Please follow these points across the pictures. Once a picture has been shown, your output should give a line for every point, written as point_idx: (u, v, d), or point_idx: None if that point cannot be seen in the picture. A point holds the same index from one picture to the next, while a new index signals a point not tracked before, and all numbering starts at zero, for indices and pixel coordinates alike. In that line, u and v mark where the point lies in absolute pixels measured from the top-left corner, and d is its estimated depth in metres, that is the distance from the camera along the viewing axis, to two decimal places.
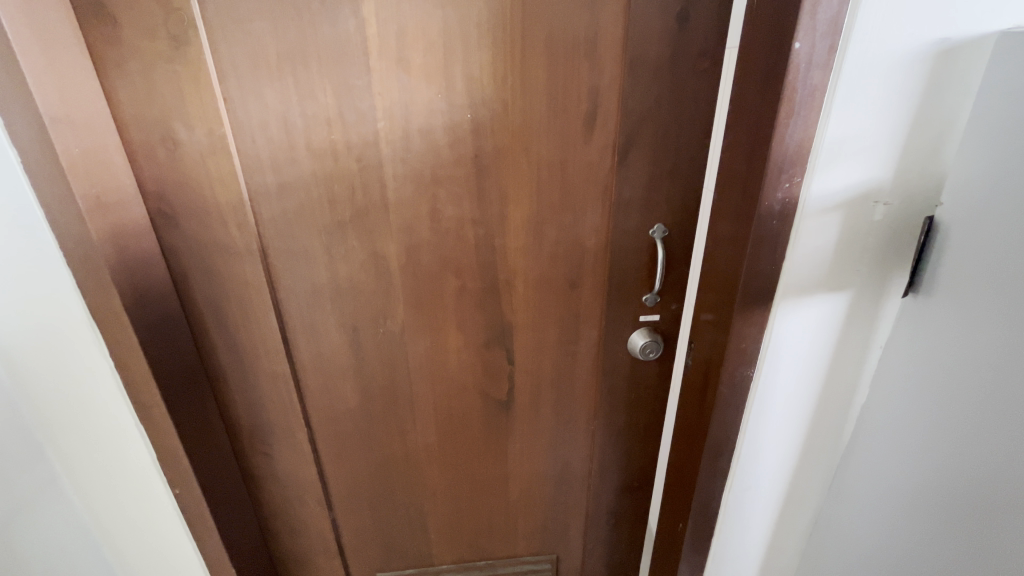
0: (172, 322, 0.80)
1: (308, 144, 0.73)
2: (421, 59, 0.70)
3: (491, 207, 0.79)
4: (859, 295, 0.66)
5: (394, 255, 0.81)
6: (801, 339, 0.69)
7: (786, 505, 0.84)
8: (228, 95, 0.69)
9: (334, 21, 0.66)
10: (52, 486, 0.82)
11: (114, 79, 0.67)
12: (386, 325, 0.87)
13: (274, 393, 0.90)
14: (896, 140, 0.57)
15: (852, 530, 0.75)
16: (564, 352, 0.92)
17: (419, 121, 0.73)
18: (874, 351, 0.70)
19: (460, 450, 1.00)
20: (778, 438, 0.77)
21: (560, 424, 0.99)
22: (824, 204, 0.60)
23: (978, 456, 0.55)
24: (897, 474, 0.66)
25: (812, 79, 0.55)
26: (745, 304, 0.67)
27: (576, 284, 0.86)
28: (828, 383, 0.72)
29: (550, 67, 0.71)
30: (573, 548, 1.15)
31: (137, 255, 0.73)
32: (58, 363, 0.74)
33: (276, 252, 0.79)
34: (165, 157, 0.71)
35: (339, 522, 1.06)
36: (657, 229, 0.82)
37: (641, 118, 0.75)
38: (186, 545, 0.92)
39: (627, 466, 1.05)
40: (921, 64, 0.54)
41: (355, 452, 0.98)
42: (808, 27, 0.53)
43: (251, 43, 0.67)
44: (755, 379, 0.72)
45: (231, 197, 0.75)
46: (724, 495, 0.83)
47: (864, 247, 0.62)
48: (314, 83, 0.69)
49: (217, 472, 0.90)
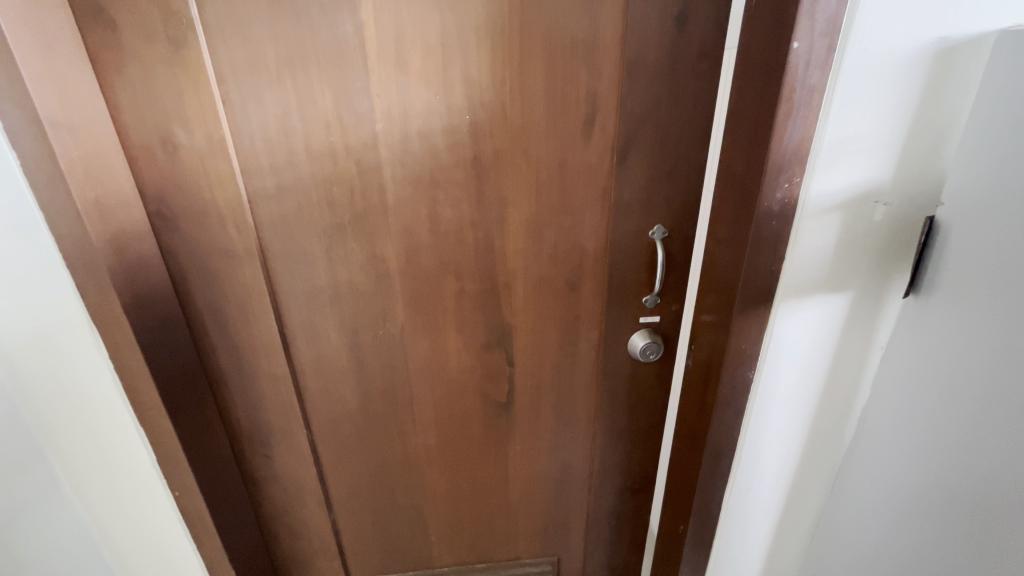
0: (172, 325, 0.80)
1: (307, 147, 0.73)
2: (419, 61, 0.70)
3: (490, 209, 0.79)
4: (860, 295, 0.65)
5: (393, 257, 0.81)
6: (801, 340, 0.69)
7: (787, 507, 0.83)
8: (227, 97, 0.69)
9: (333, 24, 0.66)
10: (52, 488, 0.82)
11: (114, 83, 0.67)
12: (386, 328, 0.87)
13: (274, 395, 0.90)
14: (896, 140, 0.57)
15: (854, 532, 0.74)
16: (564, 353, 0.92)
17: (418, 123, 0.73)
18: (876, 352, 0.69)
19: (460, 452, 1.00)
20: (778, 440, 0.77)
21: (561, 426, 0.99)
22: (824, 205, 0.60)
23: (980, 457, 0.55)
24: (898, 475, 0.66)
25: (810, 79, 0.55)
26: (745, 305, 0.67)
27: (576, 285, 0.86)
28: (828, 384, 0.72)
29: (549, 68, 0.71)
30: (574, 550, 1.15)
31: (137, 258, 0.73)
32: (58, 365, 0.74)
33: (275, 255, 0.80)
34: (165, 160, 0.72)
35: (340, 525, 1.06)
36: (657, 230, 0.82)
37: (641, 119, 0.75)
38: (186, 547, 0.92)
39: (628, 468, 1.05)
40: (921, 64, 0.53)
41: (355, 455, 0.98)
42: (806, 27, 0.52)
43: (250, 46, 0.67)
44: (756, 380, 0.72)
45: (230, 199, 0.75)
46: (725, 498, 0.83)
47: (864, 247, 0.62)
48: (313, 86, 0.69)
49: (217, 475, 0.90)
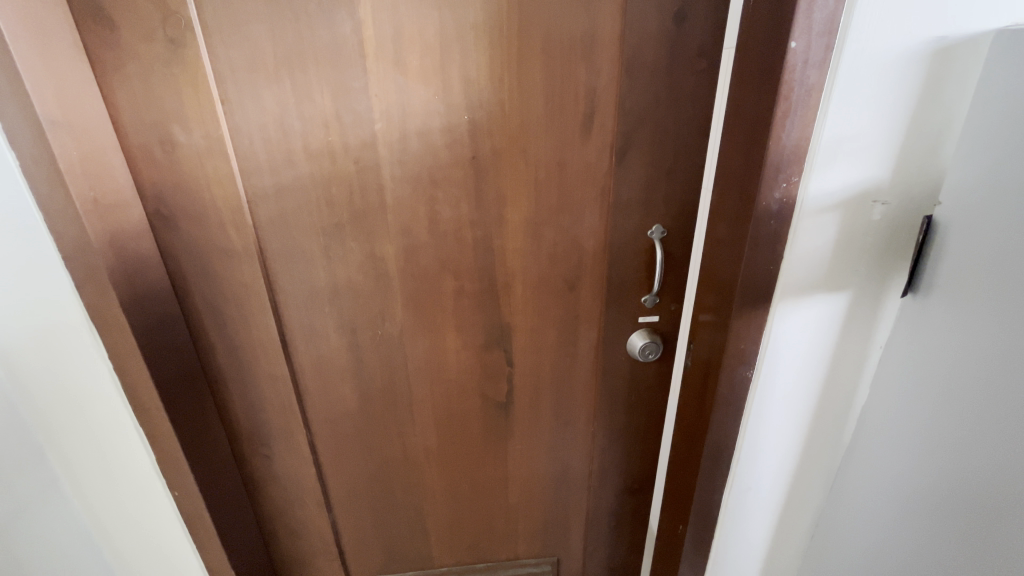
0: (171, 325, 0.80)
1: (306, 147, 0.73)
2: (417, 61, 0.70)
3: (488, 209, 0.79)
4: (858, 295, 0.65)
5: (392, 257, 0.81)
6: (800, 340, 0.69)
7: (786, 506, 0.83)
8: (226, 97, 0.69)
9: (331, 23, 0.66)
10: (52, 489, 0.82)
11: (113, 83, 0.67)
12: (385, 327, 0.87)
13: (274, 395, 0.90)
14: (894, 139, 0.57)
15: (853, 531, 0.74)
16: (563, 353, 0.92)
17: (416, 122, 0.73)
18: (875, 351, 0.69)
19: (460, 452, 1.00)
20: (778, 439, 0.77)
21: (560, 425, 0.99)
22: (822, 204, 0.60)
23: (979, 456, 0.55)
24: (897, 475, 0.66)
25: (808, 78, 0.55)
26: (744, 304, 0.67)
27: (575, 285, 0.86)
28: (827, 384, 0.72)
29: (547, 67, 0.71)
30: (573, 550, 1.15)
31: (136, 258, 0.73)
32: (58, 365, 0.74)
33: (275, 255, 0.80)
34: (164, 159, 0.72)
35: (339, 525, 1.06)
36: (655, 230, 0.82)
37: (639, 119, 0.75)
38: (186, 547, 0.92)
39: (627, 468, 1.05)
40: (918, 64, 0.53)
41: (355, 455, 0.98)
42: (804, 26, 0.53)
43: (248, 45, 0.67)
44: (755, 380, 0.72)
45: (229, 199, 0.75)
46: (724, 497, 0.83)
47: (863, 246, 0.62)
48: (311, 85, 0.69)
49: (216, 475, 0.90)
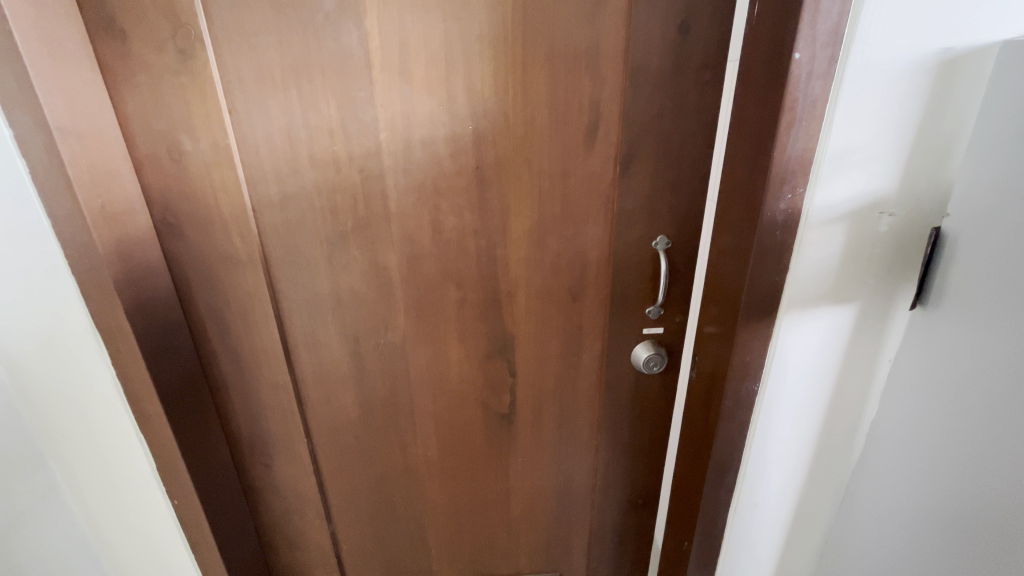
0: (174, 331, 0.80)
1: (311, 156, 0.73)
2: (422, 71, 0.70)
3: (491, 218, 0.79)
4: (868, 306, 0.64)
5: (394, 265, 0.81)
6: (807, 352, 0.67)
7: (795, 523, 0.81)
8: (234, 106, 0.70)
9: (338, 34, 0.67)
10: (52, 495, 0.82)
11: (124, 92, 0.68)
12: (388, 335, 0.86)
13: (275, 403, 0.90)
14: (899, 151, 0.56)
15: (864, 549, 0.72)
16: (566, 363, 0.91)
17: (420, 131, 0.73)
18: (884, 364, 0.68)
19: (460, 463, 0.99)
20: (784, 454, 0.75)
21: (562, 438, 0.97)
22: (828, 215, 0.59)
23: (988, 470, 0.53)
24: (905, 491, 0.64)
25: (813, 89, 0.55)
26: (749, 316, 0.66)
27: (578, 296, 0.86)
28: (835, 397, 0.70)
29: (551, 78, 0.72)
30: (575, 566, 1.13)
31: (142, 265, 0.74)
32: (62, 372, 0.75)
33: (279, 263, 0.80)
34: (171, 168, 0.73)
35: (339, 536, 1.05)
36: (659, 241, 0.82)
37: (643, 129, 0.75)
38: (184, 560, 0.92)
39: (630, 482, 1.03)
40: (922, 75, 0.53)
41: (355, 465, 0.97)
42: (808, 37, 0.53)
43: (256, 56, 0.68)
44: (761, 394, 0.71)
45: (234, 207, 0.75)
46: (730, 512, 0.81)
47: (870, 257, 0.61)
48: (317, 95, 0.70)
49: (217, 486, 0.89)
